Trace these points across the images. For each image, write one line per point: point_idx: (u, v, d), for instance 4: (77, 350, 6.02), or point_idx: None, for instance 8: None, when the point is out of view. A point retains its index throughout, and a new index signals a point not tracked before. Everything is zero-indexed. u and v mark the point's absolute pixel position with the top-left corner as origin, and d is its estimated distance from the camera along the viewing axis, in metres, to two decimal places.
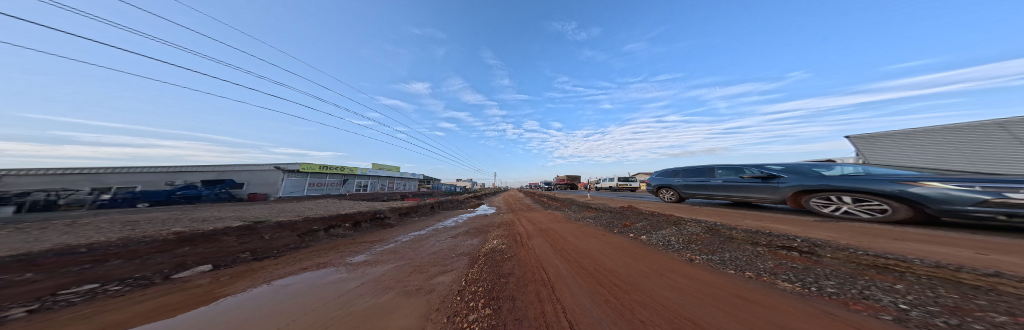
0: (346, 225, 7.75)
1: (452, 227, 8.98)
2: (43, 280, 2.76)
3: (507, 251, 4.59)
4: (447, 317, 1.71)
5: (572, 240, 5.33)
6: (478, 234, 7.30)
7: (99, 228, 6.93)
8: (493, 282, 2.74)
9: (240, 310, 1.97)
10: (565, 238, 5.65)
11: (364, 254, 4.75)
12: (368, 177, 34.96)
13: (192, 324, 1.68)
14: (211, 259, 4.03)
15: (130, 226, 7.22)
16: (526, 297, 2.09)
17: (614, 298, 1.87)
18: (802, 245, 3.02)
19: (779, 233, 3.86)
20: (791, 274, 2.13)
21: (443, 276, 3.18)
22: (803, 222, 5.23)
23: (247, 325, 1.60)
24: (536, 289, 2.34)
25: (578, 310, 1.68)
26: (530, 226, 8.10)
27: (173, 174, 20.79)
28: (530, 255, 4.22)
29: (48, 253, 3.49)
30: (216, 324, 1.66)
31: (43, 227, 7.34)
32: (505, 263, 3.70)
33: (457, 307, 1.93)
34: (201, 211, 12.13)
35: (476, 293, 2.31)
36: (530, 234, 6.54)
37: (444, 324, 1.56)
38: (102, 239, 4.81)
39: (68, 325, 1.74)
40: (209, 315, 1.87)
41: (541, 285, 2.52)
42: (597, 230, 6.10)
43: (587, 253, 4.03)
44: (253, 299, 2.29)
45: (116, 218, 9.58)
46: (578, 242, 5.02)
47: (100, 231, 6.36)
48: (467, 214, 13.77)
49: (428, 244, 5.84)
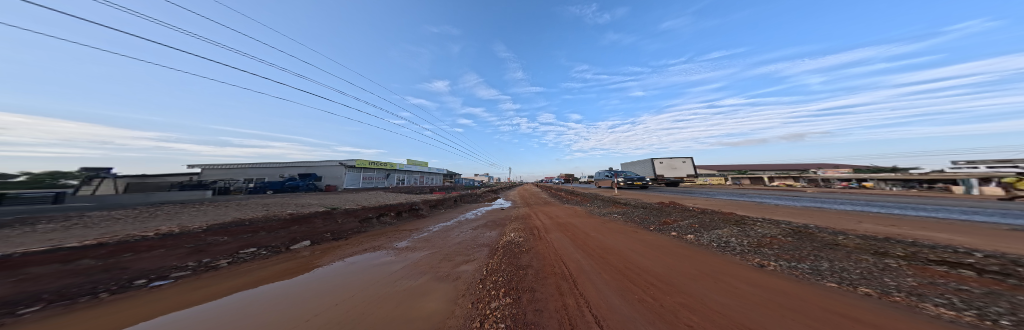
0: (391, 213, 8.77)
1: (471, 219, 9.44)
2: (209, 248, 3.80)
3: (524, 244, 4.64)
4: (473, 302, 1.87)
5: (594, 235, 5.20)
6: (496, 226, 7.53)
7: (239, 208, 9.32)
8: (513, 272, 2.84)
9: (315, 281, 2.40)
10: (586, 232, 5.60)
11: (406, 241, 5.30)
12: (405, 172, 38.84)
13: (283, 289, 2.20)
14: (305, 237, 4.95)
15: (256, 207, 9.55)
16: (547, 290, 2.11)
17: (650, 298, 1.73)
18: (976, 262, 2.14)
19: (935, 245, 2.99)
20: (928, 293, 1.58)
21: (467, 265, 3.38)
22: (963, 230, 4.07)
23: (317, 296, 1.93)
24: (557, 283, 2.33)
25: (604, 305, 1.63)
26: (546, 220, 8.05)
27: (282, 169, 26.84)
28: (548, 248, 4.21)
29: (215, 228, 4.83)
30: (310, 289, 2.11)
31: (212, 206, 10.33)
32: (523, 255, 3.75)
33: (480, 294, 2.10)
34: (293, 198, 15.16)
35: (497, 282, 2.45)
36: (547, 228, 6.49)
37: (469, 308, 1.73)
38: (241, 218, 6.39)
39: (208, 287, 2.32)
40: (301, 282, 2.38)
41: (562, 279, 2.47)
42: (627, 226, 5.70)
43: (612, 249, 3.84)
44: (331, 271, 2.81)
45: (249, 201, 12.73)
46: (602, 238, 4.81)
47: (242, 210, 8.48)
48: (484, 208, 14.18)
49: (453, 234, 6.24)
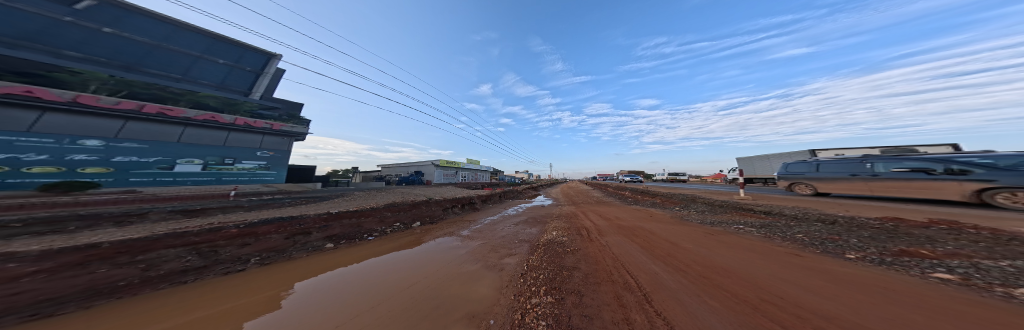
0: (456, 206, 9.71)
1: (512, 215, 9.35)
2: (327, 229, 5.37)
3: (569, 243, 4.46)
4: (516, 295, 2.23)
5: (669, 242, 4.40)
6: (538, 223, 7.05)
7: (355, 198, 12.86)
8: (555, 272, 2.86)
9: (379, 278, 3.10)
10: (667, 240, 4.60)
11: (468, 231, 5.93)
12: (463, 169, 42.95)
13: (364, 278, 3.09)
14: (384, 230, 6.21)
15: (363, 198, 12.89)
16: (600, 298, 2.01)
17: (749, 310, 1.38)
18: None
19: None
20: None
21: (511, 257, 3.55)
22: None
23: (382, 290, 2.63)
24: (615, 292, 2.15)
25: (682, 316, 1.39)
26: (599, 221, 7.31)
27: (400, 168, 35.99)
28: (602, 253, 3.90)
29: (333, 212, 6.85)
30: (380, 284, 2.80)
31: (343, 195, 14.70)
32: (568, 255, 3.66)
33: (522, 288, 2.39)
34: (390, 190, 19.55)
35: (537, 280, 2.63)
36: (600, 230, 5.95)
37: (512, 301, 2.09)
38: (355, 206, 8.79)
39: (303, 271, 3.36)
40: (376, 275, 3.22)
41: (623, 288, 2.26)
42: (722, 237, 4.39)
43: (694, 260, 3.18)
44: (403, 265, 3.63)
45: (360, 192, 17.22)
46: (681, 246, 4.03)
47: (356, 200, 11.67)
48: (526, 204, 13.88)
49: (498, 228, 6.16)
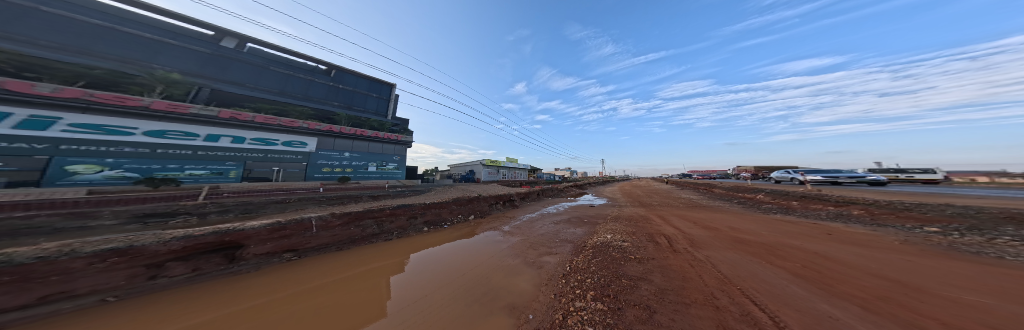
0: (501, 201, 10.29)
1: (553, 212, 8.94)
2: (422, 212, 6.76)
3: (627, 249, 3.79)
4: (555, 295, 2.13)
5: (808, 263, 2.94)
6: (584, 223, 6.77)
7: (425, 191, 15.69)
8: (607, 278, 2.47)
9: (444, 257, 3.88)
10: (816, 263, 3.01)
11: (508, 227, 6.41)
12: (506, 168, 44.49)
13: (432, 258, 3.95)
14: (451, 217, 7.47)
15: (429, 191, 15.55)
16: (684, 316, 1.49)
17: None
18: None
19: None
20: None
21: (550, 257, 3.67)
22: None
23: (447, 268, 3.35)
24: (707, 312, 1.55)
25: None
26: (670, 225, 6.03)
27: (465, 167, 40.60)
28: (680, 263, 3.02)
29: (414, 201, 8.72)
30: (445, 264, 3.55)
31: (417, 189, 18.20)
32: (627, 263, 3.05)
33: (563, 288, 2.28)
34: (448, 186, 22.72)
35: (585, 283, 2.36)
36: (678, 237, 4.78)
37: (551, 300, 2.01)
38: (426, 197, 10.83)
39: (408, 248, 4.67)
40: (439, 257, 3.99)
41: (715, 307, 1.64)
42: (908, 264, 2.80)
43: (861, 288, 1.99)
44: (459, 251, 4.36)
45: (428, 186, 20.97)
46: (825, 269, 2.65)
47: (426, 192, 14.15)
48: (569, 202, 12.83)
49: (537, 225, 6.50)
